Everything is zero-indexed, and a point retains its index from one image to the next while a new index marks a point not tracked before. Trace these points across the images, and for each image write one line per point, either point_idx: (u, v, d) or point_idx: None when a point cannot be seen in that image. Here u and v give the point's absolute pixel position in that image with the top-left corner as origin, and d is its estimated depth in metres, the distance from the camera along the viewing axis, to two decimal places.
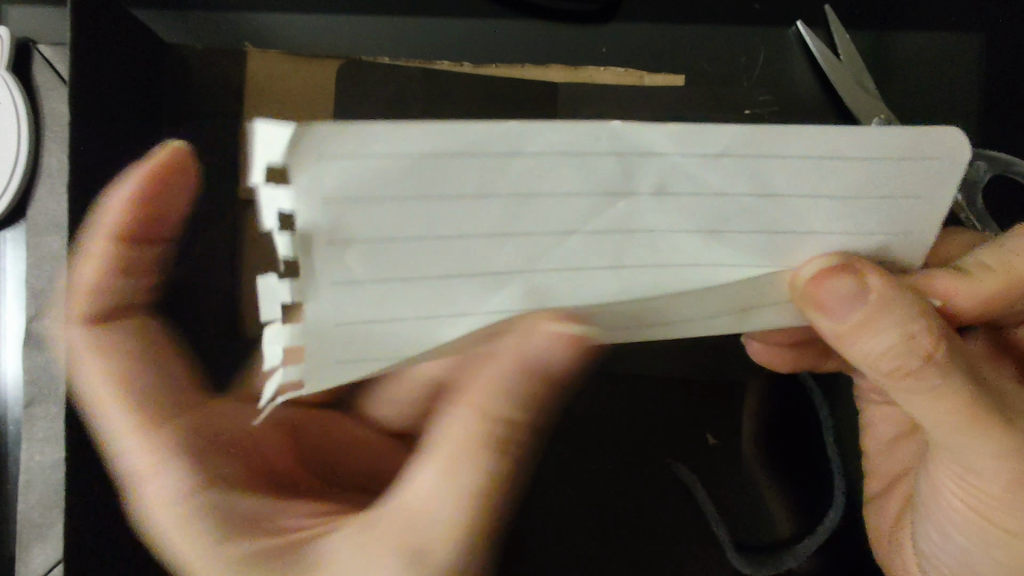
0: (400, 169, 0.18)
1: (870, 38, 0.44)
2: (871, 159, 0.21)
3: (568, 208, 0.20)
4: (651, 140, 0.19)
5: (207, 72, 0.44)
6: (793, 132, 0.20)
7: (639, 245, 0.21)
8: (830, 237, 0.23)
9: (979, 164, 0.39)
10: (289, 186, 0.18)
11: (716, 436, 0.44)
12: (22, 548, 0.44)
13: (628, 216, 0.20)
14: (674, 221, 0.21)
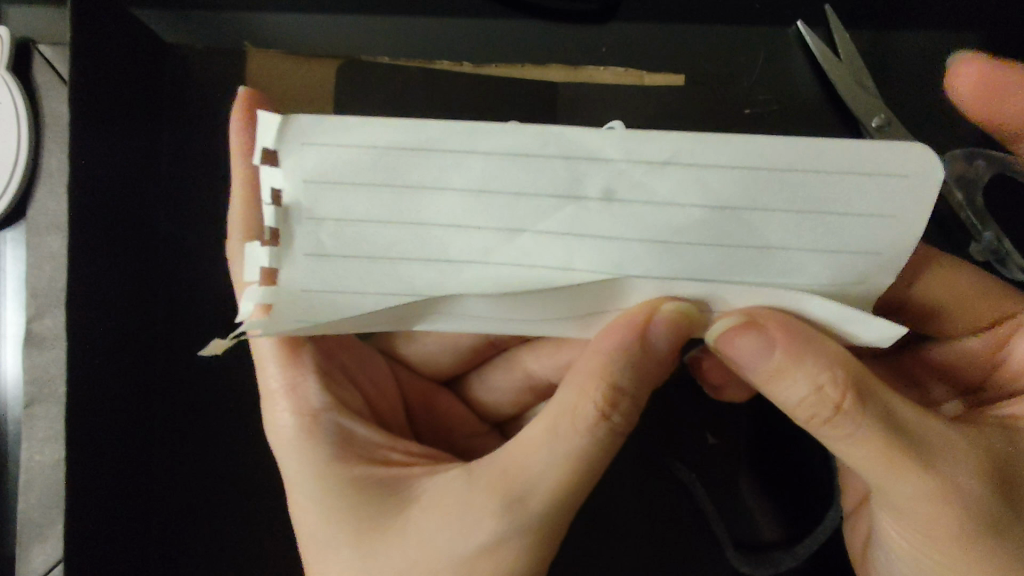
0: (372, 160, 0.23)
1: (871, 38, 0.44)
2: (818, 174, 0.23)
3: (517, 205, 0.23)
4: (597, 147, 0.22)
5: (206, 72, 0.44)
6: (737, 145, 0.22)
7: (592, 247, 0.23)
8: (797, 255, 0.23)
9: (979, 163, 0.41)
10: (280, 167, 0.23)
11: (715, 436, 0.44)
12: (22, 548, 0.44)
13: (575, 215, 0.23)
14: (625, 227, 0.23)
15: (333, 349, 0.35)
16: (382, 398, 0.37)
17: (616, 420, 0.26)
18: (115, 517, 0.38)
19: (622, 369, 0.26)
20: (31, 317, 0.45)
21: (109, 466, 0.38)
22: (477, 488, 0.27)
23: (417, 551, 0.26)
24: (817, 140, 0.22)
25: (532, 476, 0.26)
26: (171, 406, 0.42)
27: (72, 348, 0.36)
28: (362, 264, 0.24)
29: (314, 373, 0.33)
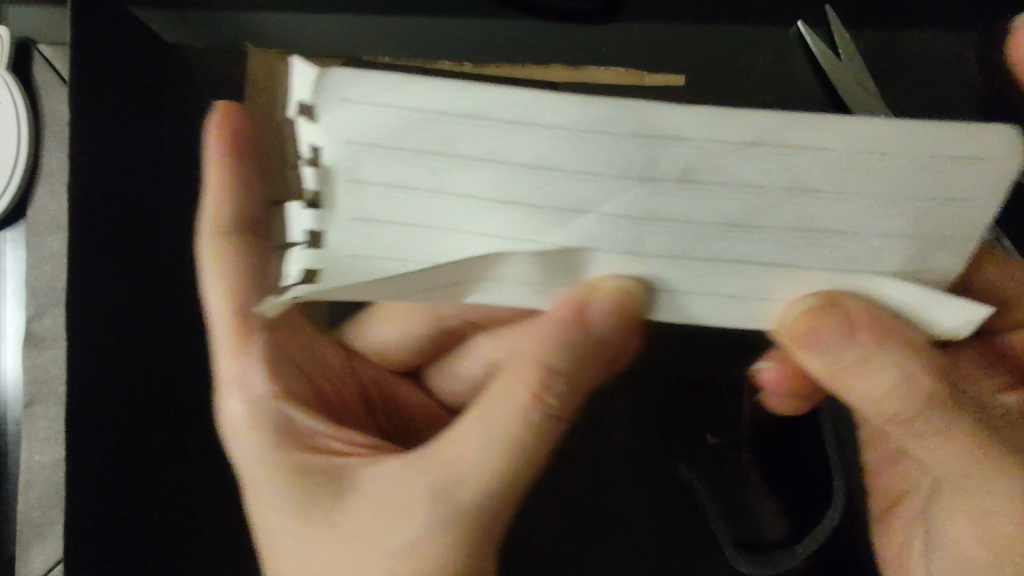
0: (420, 124, 0.20)
1: (872, 38, 0.44)
2: (913, 161, 0.20)
3: (577, 183, 0.20)
4: (673, 120, 0.19)
5: (207, 73, 0.44)
6: (830, 124, 0.20)
7: (652, 231, 0.21)
8: (872, 245, 0.21)
9: None
10: (318, 124, 0.20)
11: (714, 435, 0.45)
12: (22, 548, 0.44)
13: (643, 198, 0.20)
14: (695, 210, 0.20)
15: (285, 338, 0.36)
16: (339, 388, 0.37)
17: (553, 400, 0.26)
18: (117, 516, 0.38)
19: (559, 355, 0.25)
20: (30, 317, 0.45)
21: (107, 467, 0.38)
22: (417, 476, 0.26)
23: (357, 540, 0.26)
24: (916, 124, 0.20)
25: (469, 463, 0.26)
26: (170, 405, 0.42)
27: (72, 349, 0.36)
28: (404, 243, 0.21)
29: (260, 364, 0.33)
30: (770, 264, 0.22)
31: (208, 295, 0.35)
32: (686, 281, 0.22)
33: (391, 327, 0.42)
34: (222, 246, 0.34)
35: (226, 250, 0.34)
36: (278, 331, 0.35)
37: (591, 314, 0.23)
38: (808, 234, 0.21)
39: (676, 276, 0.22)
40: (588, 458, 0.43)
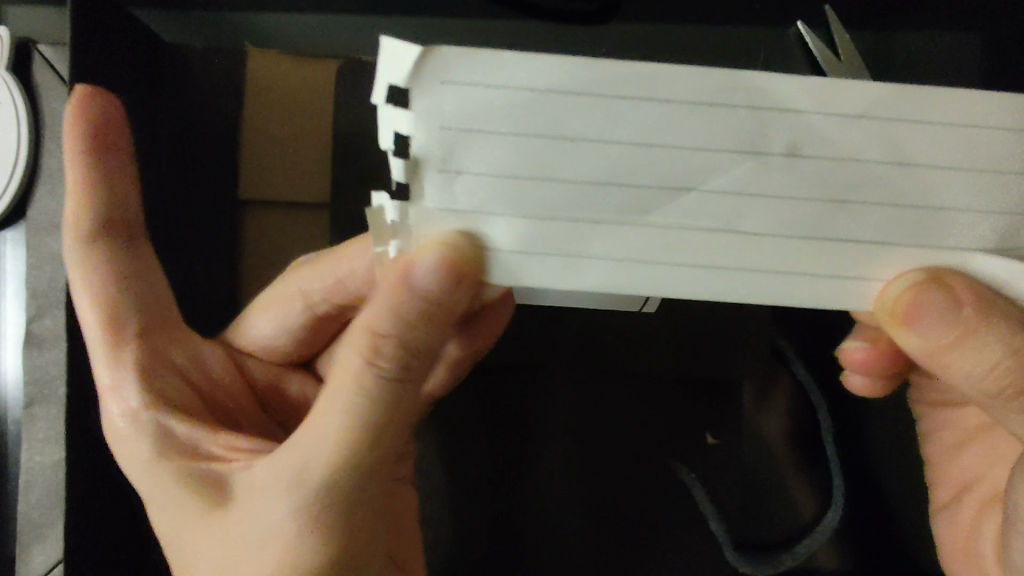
0: (521, 102, 0.20)
1: (869, 39, 0.44)
2: (1004, 130, 0.20)
3: (685, 161, 0.20)
4: (779, 93, 0.20)
5: (207, 73, 0.44)
6: (925, 97, 0.20)
7: (760, 210, 0.21)
8: (976, 219, 0.21)
9: None
10: (412, 111, 0.19)
11: (716, 435, 0.44)
12: (22, 549, 0.44)
13: (756, 173, 0.20)
14: (804, 185, 0.20)
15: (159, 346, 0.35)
16: (220, 388, 0.38)
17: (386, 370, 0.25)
18: (120, 517, 0.38)
19: (395, 325, 0.24)
20: (30, 318, 0.44)
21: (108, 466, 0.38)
22: (285, 473, 0.27)
23: (244, 537, 0.27)
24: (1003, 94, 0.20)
25: (323, 454, 0.26)
26: None
27: (71, 348, 0.36)
28: (509, 229, 0.20)
29: (134, 371, 0.33)
30: (884, 244, 0.21)
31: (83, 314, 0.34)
32: (798, 265, 0.21)
33: (269, 325, 0.40)
34: (82, 250, 0.34)
35: (89, 258, 0.34)
36: (153, 336, 0.35)
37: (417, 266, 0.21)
38: (914, 207, 0.21)
39: (791, 257, 0.21)
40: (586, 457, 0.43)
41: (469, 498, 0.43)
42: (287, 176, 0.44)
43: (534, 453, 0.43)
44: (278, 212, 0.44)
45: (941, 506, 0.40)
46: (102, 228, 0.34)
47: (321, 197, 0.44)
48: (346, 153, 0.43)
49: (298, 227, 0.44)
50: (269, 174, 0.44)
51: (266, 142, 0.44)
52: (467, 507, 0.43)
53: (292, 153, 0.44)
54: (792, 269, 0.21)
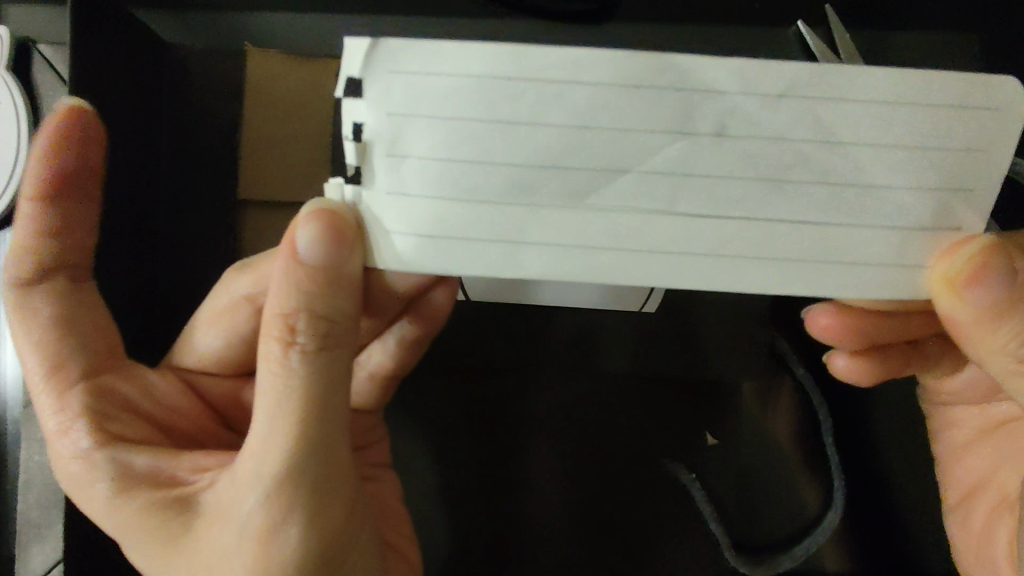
0: (463, 86, 0.19)
1: (868, 38, 0.44)
2: (937, 110, 0.20)
3: (619, 144, 0.20)
4: (713, 76, 0.20)
5: (207, 72, 0.44)
6: (863, 77, 0.20)
7: (698, 191, 0.21)
8: (912, 199, 0.21)
9: None
10: (365, 100, 0.20)
11: (717, 437, 0.44)
12: (21, 549, 0.44)
13: (687, 156, 0.20)
14: (738, 167, 0.20)
15: (107, 383, 0.34)
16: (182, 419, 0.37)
17: (303, 342, 0.25)
18: None
19: (303, 299, 0.24)
20: None
21: None
22: (243, 479, 0.27)
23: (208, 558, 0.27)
24: (937, 73, 0.20)
25: (269, 448, 0.26)
26: None
27: None
28: (449, 209, 0.21)
29: (81, 415, 0.32)
30: (815, 222, 0.21)
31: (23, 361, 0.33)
32: (730, 244, 0.21)
33: (216, 336, 0.38)
34: (15, 298, 0.33)
35: (25, 300, 0.33)
36: (102, 375, 0.34)
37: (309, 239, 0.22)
38: (850, 187, 0.21)
39: (734, 240, 0.21)
40: (587, 458, 0.43)
41: (467, 495, 0.43)
42: (285, 175, 0.44)
43: (531, 452, 0.43)
44: (280, 211, 0.45)
45: (950, 507, 0.41)
46: (26, 274, 0.33)
47: (321, 196, 0.44)
48: None
49: None
50: (267, 172, 0.44)
51: (265, 140, 0.44)
52: (465, 504, 0.43)
53: (291, 152, 0.44)
54: (740, 254, 0.21)
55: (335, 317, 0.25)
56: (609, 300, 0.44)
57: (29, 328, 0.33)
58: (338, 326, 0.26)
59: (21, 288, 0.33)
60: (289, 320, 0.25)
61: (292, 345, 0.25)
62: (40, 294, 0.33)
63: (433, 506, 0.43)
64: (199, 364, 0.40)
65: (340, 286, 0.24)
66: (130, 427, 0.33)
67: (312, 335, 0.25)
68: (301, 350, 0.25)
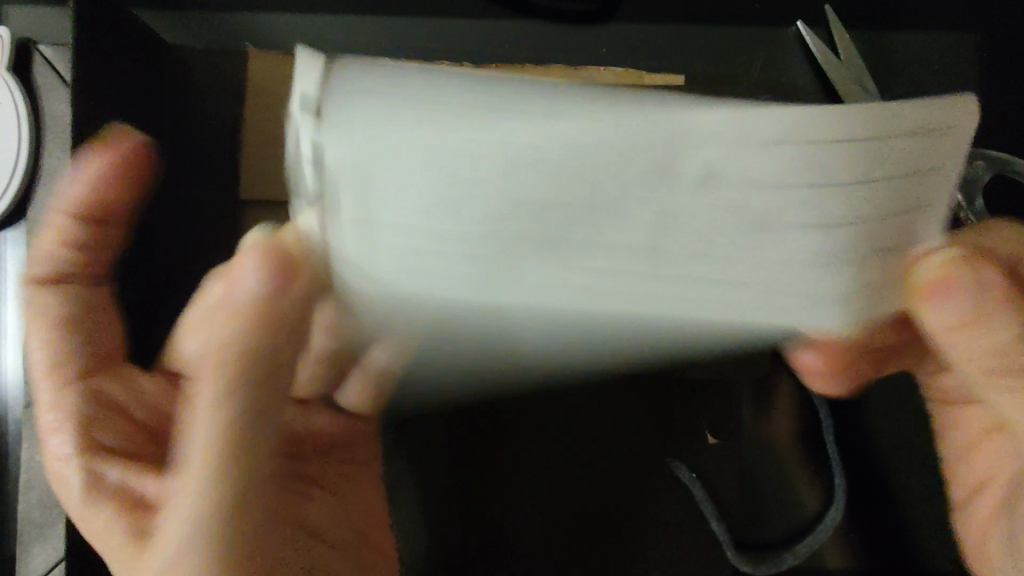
0: (422, 137, 0.25)
1: (870, 38, 0.44)
2: (849, 142, 0.24)
3: (545, 174, 0.24)
4: (635, 122, 0.24)
5: (207, 73, 0.44)
6: (760, 120, 0.24)
7: (615, 212, 0.25)
8: (804, 226, 0.25)
9: (979, 163, 0.41)
10: (315, 124, 0.26)
11: (714, 433, 0.44)
12: (23, 548, 0.44)
13: (594, 183, 0.24)
14: (650, 195, 0.24)
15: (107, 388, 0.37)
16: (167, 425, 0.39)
17: (263, 352, 0.27)
18: None
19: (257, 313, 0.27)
20: None
21: None
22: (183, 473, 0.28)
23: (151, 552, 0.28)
24: (849, 108, 0.24)
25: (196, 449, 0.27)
26: None
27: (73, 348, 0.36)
28: (407, 233, 0.25)
29: (73, 417, 0.35)
30: (712, 242, 0.25)
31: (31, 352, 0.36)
32: (647, 263, 0.25)
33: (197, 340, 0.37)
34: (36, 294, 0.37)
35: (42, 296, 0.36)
36: (96, 377, 0.37)
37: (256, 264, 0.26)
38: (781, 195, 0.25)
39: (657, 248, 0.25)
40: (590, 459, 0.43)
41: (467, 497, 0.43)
42: (286, 177, 0.43)
43: (532, 453, 0.43)
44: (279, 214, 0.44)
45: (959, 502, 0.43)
46: (58, 272, 0.37)
47: None
48: None
49: None
50: (271, 175, 0.44)
51: (268, 141, 0.44)
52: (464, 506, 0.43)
53: (292, 154, 0.44)
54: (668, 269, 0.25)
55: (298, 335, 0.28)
56: None
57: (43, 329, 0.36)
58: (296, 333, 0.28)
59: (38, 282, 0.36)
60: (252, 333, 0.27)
61: (246, 347, 0.27)
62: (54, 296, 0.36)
63: (433, 509, 0.43)
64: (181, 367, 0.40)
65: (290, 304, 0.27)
66: (112, 435, 0.36)
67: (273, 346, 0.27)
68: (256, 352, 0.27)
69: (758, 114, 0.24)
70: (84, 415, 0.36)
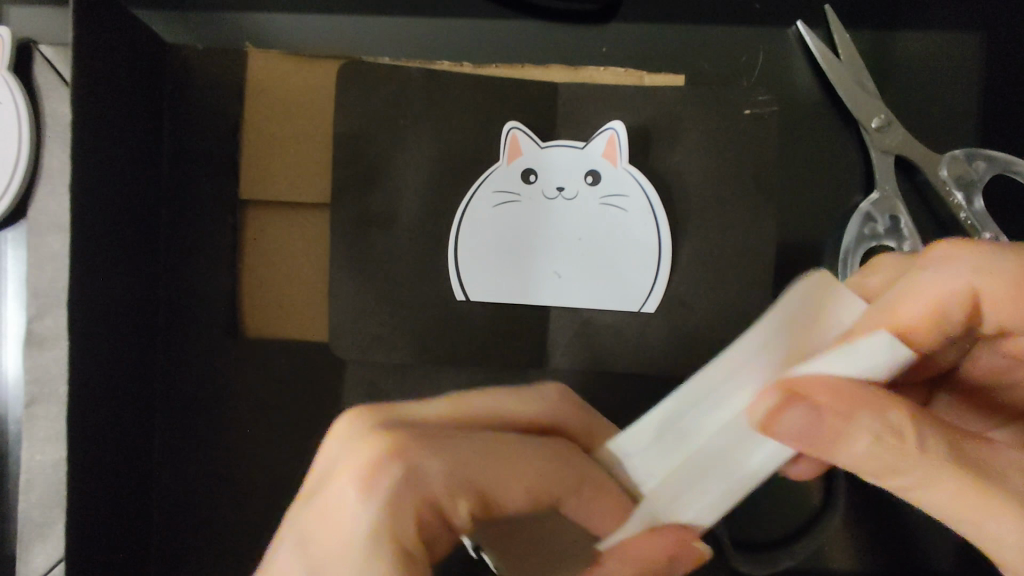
0: (521, 277, 0.42)
1: (870, 38, 0.44)
2: (773, 357, 0.29)
3: (732, 376, 0.29)
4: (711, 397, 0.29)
5: (207, 72, 0.43)
6: (757, 338, 0.29)
7: (757, 339, 0.29)
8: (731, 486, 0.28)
9: (978, 164, 0.41)
10: (473, 288, 0.42)
11: None
12: (23, 548, 0.44)
13: (755, 334, 0.29)
14: (732, 383, 0.28)
15: (321, 524, 0.30)
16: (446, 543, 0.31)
17: (268, 207, 0.43)
18: (121, 515, 0.39)
19: (270, 199, 0.43)
20: (31, 318, 0.45)
21: (110, 468, 0.38)
22: (332, 499, 0.30)
23: (342, 511, 0.29)
24: (799, 285, 0.29)
25: (358, 463, 0.30)
26: (171, 407, 0.42)
27: (73, 350, 0.36)
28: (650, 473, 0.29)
29: (365, 545, 0.28)
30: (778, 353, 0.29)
31: (341, 496, 0.30)
32: (699, 397, 0.29)
33: (358, 489, 0.29)
34: (365, 458, 0.30)
35: (364, 452, 0.30)
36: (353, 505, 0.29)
37: (382, 227, 0.42)
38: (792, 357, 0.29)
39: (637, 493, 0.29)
40: None
41: None
42: (287, 176, 0.43)
43: None
44: (281, 212, 0.43)
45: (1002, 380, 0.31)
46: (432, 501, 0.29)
47: (320, 197, 0.43)
48: (345, 153, 0.42)
49: (295, 227, 0.43)
50: (269, 174, 0.43)
51: (266, 140, 0.43)
52: None
53: (293, 153, 0.43)
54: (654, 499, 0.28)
55: (287, 194, 0.43)
56: (612, 298, 0.42)
57: (385, 507, 0.29)
58: (290, 229, 0.43)
59: (360, 454, 0.30)
60: (258, 184, 0.43)
61: (261, 205, 0.43)
62: (365, 446, 0.30)
63: None
64: (320, 520, 0.30)
65: (319, 115, 0.43)
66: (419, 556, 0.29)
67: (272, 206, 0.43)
68: (265, 189, 0.43)
69: (780, 322, 0.29)
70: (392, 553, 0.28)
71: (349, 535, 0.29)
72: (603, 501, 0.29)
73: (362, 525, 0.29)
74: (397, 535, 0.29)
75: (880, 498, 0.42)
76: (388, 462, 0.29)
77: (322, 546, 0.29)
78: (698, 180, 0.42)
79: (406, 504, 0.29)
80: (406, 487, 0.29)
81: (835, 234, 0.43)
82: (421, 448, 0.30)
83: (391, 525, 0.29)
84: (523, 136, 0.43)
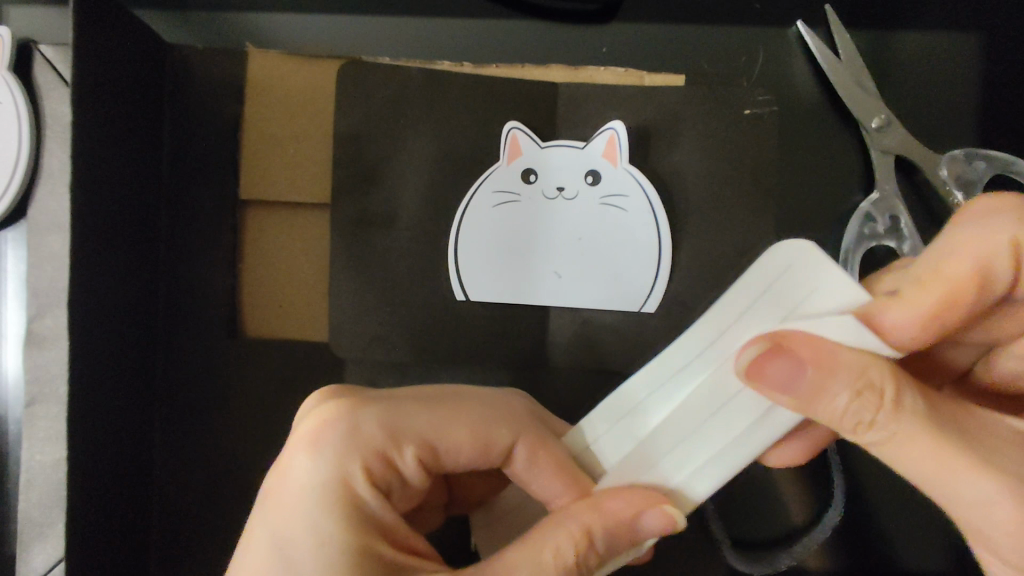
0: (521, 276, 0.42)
1: (870, 38, 0.44)
2: (749, 318, 0.31)
3: (708, 347, 0.31)
4: (687, 367, 0.32)
5: (206, 72, 0.43)
6: (734, 302, 0.32)
7: (733, 306, 0.31)
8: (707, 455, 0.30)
9: (978, 164, 0.41)
10: (473, 288, 0.42)
11: None
12: (22, 548, 0.44)
13: (732, 300, 0.31)
14: (706, 351, 0.31)
15: (274, 484, 0.30)
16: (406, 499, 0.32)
17: (269, 207, 0.43)
18: (120, 515, 0.39)
19: (271, 199, 0.43)
20: (31, 318, 0.45)
21: (110, 467, 0.38)
22: (285, 461, 0.30)
23: (295, 469, 0.30)
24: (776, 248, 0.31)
25: (311, 424, 0.31)
26: (171, 406, 0.42)
27: (73, 349, 0.36)
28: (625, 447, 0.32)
29: (318, 497, 0.29)
30: (755, 316, 0.31)
31: (293, 456, 0.30)
32: (676, 367, 0.32)
33: (309, 447, 0.30)
34: (318, 417, 0.31)
35: (320, 412, 0.31)
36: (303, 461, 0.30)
37: (383, 226, 0.42)
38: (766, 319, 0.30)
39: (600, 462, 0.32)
40: None
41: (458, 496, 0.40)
42: (287, 176, 0.43)
43: None
44: (281, 212, 0.43)
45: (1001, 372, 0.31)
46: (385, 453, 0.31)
47: (320, 197, 0.43)
48: (344, 153, 0.42)
49: (295, 227, 0.43)
50: (269, 174, 0.43)
51: (266, 141, 0.43)
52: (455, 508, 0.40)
53: (293, 153, 0.43)
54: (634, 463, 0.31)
55: (288, 194, 0.43)
56: (611, 298, 0.42)
57: (338, 457, 0.30)
58: (290, 228, 0.43)
59: (313, 415, 0.31)
60: (258, 184, 0.43)
61: (262, 204, 0.43)
62: (320, 408, 0.32)
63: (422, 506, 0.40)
64: (274, 478, 0.30)
65: (319, 115, 0.43)
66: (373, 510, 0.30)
67: (271, 206, 0.43)
68: (264, 189, 0.43)
69: (760, 286, 0.31)
70: (346, 504, 0.29)
71: (300, 489, 0.29)
72: (541, 460, 0.33)
73: (313, 480, 0.29)
74: (350, 488, 0.30)
75: (880, 498, 0.42)
76: (341, 417, 0.31)
77: (275, 503, 0.29)
78: (698, 180, 0.42)
79: (359, 458, 0.30)
80: (359, 438, 0.31)
81: (835, 234, 0.43)
82: (378, 407, 0.32)
83: (344, 477, 0.30)
84: (523, 135, 0.43)
